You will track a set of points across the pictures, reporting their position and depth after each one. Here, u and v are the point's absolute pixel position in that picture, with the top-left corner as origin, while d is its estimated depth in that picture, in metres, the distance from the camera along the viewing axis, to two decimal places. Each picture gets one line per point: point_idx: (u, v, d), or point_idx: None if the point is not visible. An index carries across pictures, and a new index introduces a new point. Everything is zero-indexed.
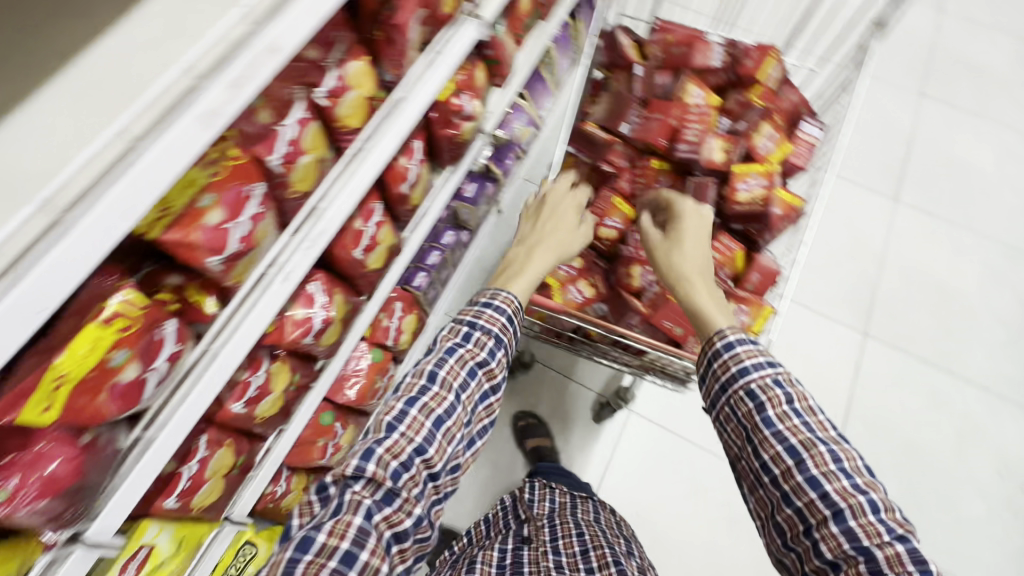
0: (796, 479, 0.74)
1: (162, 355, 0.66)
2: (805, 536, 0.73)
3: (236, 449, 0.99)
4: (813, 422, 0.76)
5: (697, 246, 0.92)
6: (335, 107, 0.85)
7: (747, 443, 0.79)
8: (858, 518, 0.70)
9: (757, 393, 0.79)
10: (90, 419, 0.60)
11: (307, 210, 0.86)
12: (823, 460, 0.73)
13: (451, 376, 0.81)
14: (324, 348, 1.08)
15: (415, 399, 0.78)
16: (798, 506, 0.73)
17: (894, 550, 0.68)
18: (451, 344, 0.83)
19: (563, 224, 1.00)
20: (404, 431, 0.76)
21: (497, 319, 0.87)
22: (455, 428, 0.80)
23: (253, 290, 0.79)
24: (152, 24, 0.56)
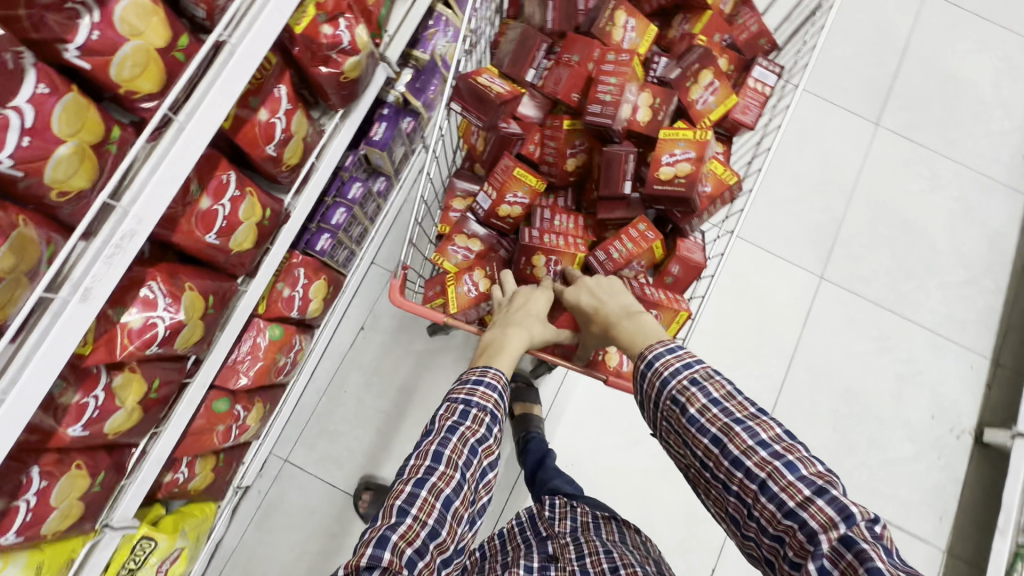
0: (726, 465, 0.65)
1: None
2: (750, 518, 0.64)
3: (90, 468, 0.88)
4: (732, 402, 0.68)
5: (605, 302, 0.83)
6: (105, 69, 0.63)
7: (682, 445, 0.71)
8: (779, 483, 0.62)
9: (680, 396, 0.70)
10: None
11: (100, 206, 0.65)
12: (743, 439, 0.65)
13: (457, 455, 0.70)
14: (188, 348, 0.94)
15: (423, 480, 0.68)
16: (735, 492, 0.65)
17: (819, 506, 0.59)
18: (452, 423, 0.73)
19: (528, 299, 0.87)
20: (417, 514, 0.65)
21: (491, 394, 0.76)
22: (465, 510, 0.69)
23: (39, 319, 0.62)
24: None
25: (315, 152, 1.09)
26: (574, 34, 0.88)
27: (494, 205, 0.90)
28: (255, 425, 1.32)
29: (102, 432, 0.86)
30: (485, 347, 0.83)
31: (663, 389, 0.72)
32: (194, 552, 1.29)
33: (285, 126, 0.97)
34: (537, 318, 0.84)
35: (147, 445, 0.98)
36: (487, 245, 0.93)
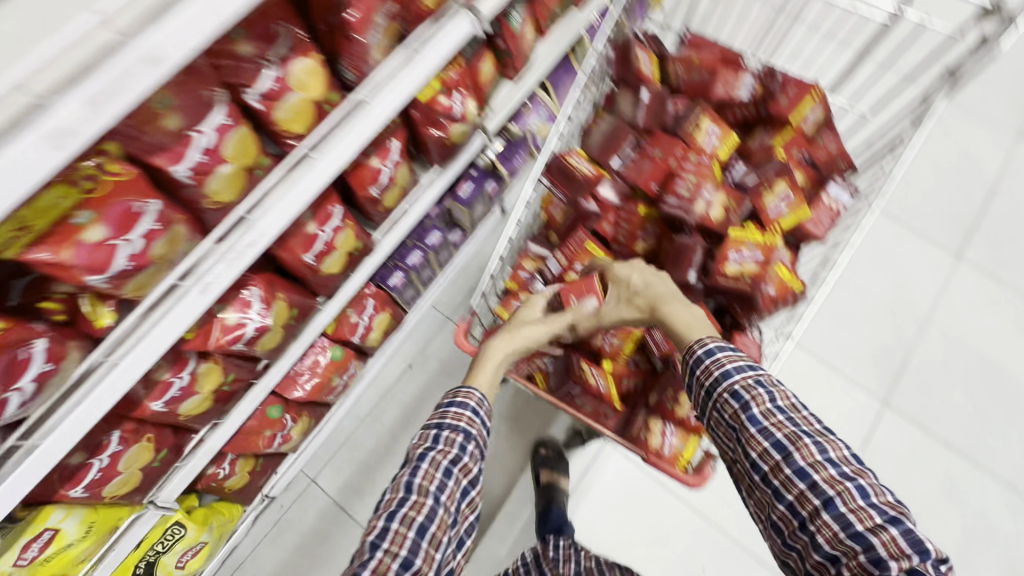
0: (786, 473, 0.67)
1: (26, 375, 0.64)
2: (801, 531, 0.66)
3: (156, 444, 0.97)
4: (795, 412, 0.71)
5: (651, 285, 0.87)
6: (270, 111, 0.77)
7: (733, 439, 0.73)
8: (847, 503, 0.63)
9: (743, 393, 0.72)
10: None
11: (234, 219, 0.77)
12: (809, 451, 0.67)
13: (429, 481, 0.73)
14: (264, 352, 1.04)
15: (395, 512, 0.70)
16: (790, 501, 0.67)
17: (889, 534, 0.61)
18: (423, 450, 0.76)
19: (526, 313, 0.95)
20: (389, 547, 0.68)
21: (463, 412, 0.81)
22: (442, 534, 0.71)
23: (163, 301, 0.73)
24: (17, 23, 0.50)
25: (408, 198, 1.23)
26: (661, 132, 0.97)
27: (563, 271, 0.98)
28: (297, 437, 1.39)
29: (176, 412, 0.96)
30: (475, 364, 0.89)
31: (722, 382, 0.74)
32: (213, 549, 1.33)
33: (391, 173, 1.12)
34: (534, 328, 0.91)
35: (207, 434, 1.07)
36: None
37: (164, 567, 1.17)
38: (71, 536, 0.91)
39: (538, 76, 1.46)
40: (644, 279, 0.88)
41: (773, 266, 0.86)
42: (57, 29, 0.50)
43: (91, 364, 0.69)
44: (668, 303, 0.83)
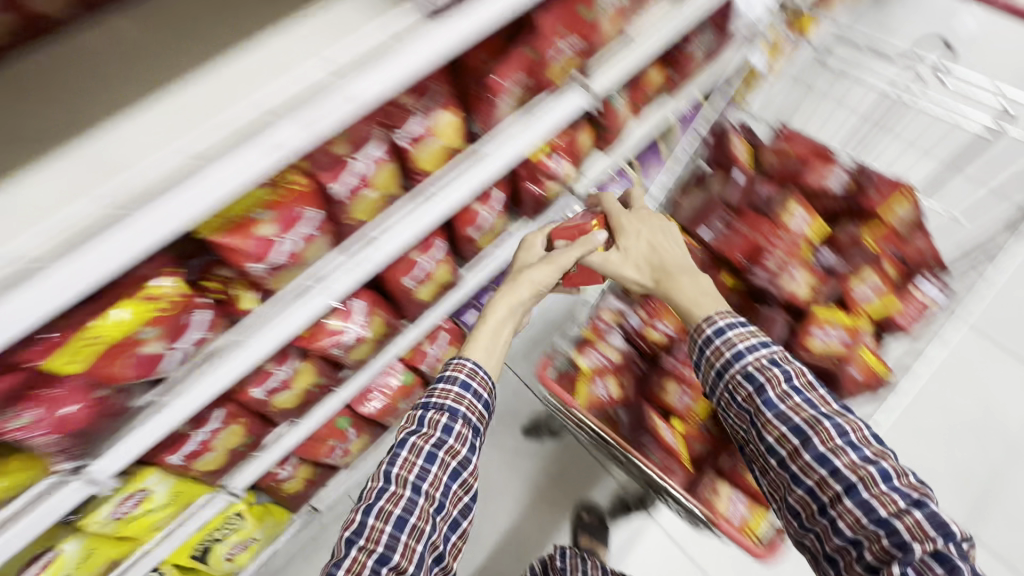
0: (805, 457, 0.75)
1: (186, 337, 0.74)
2: (822, 513, 0.74)
3: (247, 430, 1.06)
4: (811, 398, 0.79)
5: (662, 250, 0.98)
6: (413, 151, 0.89)
7: (750, 421, 0.82)
8: (868, 487, 0.71)
9: (758, 377, 0.81)
10: (110, 377, 0.69)
11: (361, 237, 0.88)
12: (828, 437, 0.75)
13: (405, 470, 0.82)
14: (352, 361, 1.14)
15: (372, 505, 0.80)
16: (810, 485, 0.75)
17: (912, 518, 0.67)
18: (405, 437, 0.86)
19: (530, 255, 1.03)
20: (367, 540, 0.77)
21: (450, 388, 0.90)
22: (424, 522, 0.79)
23: (291, 296, 0.83)
24: (265, 62, 0.65)
25: (498, 243, 1.33)
26: (751, 211, 1.02)
27: (644, 327, 1.04)
28: (355, 453, 1.44)
29: (270, 403, 1.05)
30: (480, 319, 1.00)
31: (735, 364, 0.83)
32: (258, 550, 1.37)
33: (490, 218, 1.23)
34: (537, 270, 1.00)
35: (282, 432, 1.13)
36: (624, 358, 1.05)
37: (216, 554, 1.23)
38: (158, 500, 0.99)
39: (627, 152, 1.56)
40: (657, 249, 1.00)
41: (858, 349, 0.88)
42: (293, 66, 0.65)
43: (226, 342, 0.78)
44: (676, 275, 0.95)
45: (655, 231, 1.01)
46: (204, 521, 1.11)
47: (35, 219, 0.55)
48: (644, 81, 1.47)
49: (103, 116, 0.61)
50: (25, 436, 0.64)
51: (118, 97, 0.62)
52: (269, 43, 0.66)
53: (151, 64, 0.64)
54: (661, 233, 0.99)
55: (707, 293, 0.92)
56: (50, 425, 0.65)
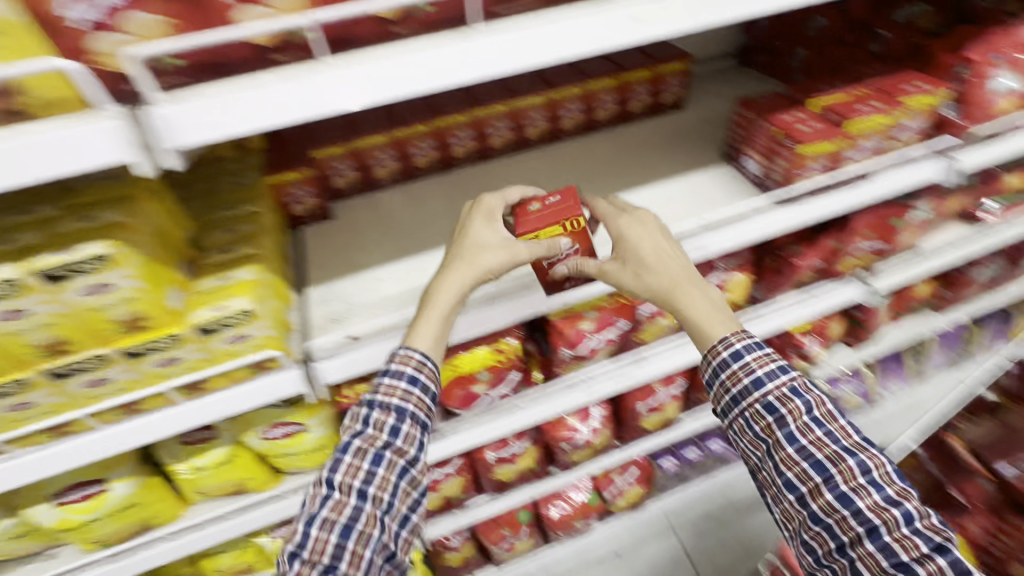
0: (825, 497, 0.61)
1: (499, 388, 0.89)
2: (839, 553, 0.60)
3: (461, 486, 1.15)
4: (835, 427, 0.64)
5: (654, 258, 0.73)
6: None
7: (761, 450, 0.67)
8: (891, 531, 0.57)
9: (780, 405, 0.65)
10: (445, 398, 0.86)
11: (634, 354, 1.02)
12: (851, 475, 0.60)
13: (350, 476, 0.64)
14: (566, 461, 1.19)
15: (315, 516, 0.62)
16: (827, 523, 0.61)
17: (934, 563, 0.56)
18: (350, 438, 0.67)
19: (479, 231, 0.73)
20: (311, 554, 0.60)
21: (397, 384, 0.68)
22: (372, 528, 0.63)
23: (565, 384, 0.97)
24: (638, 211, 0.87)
25: None
26: None
27: None
28: (516, 552, 1.42)
29: (493, 470, 1.14)
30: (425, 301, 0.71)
31: (754, 392, 0.67)
32: None
33: None
34: (491, 254, 0.71)
35: (478, 502, 1.20)
36: None
37: None
38: None
39: (877, 353, 1.48)
40: (650, 254, 0.72)
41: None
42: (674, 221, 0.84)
43: (507, 403, 0.95)
44: (675, 292, 0.71)
45: (646, 230, 0.74)
46: None
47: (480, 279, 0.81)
48: (913, 292, 1.44)
49: None
50: None
51: None
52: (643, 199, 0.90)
53: (548, 191, 0.97)
54: (658, 235, 0.74)
55: (706, 315, 0.72)
56: None
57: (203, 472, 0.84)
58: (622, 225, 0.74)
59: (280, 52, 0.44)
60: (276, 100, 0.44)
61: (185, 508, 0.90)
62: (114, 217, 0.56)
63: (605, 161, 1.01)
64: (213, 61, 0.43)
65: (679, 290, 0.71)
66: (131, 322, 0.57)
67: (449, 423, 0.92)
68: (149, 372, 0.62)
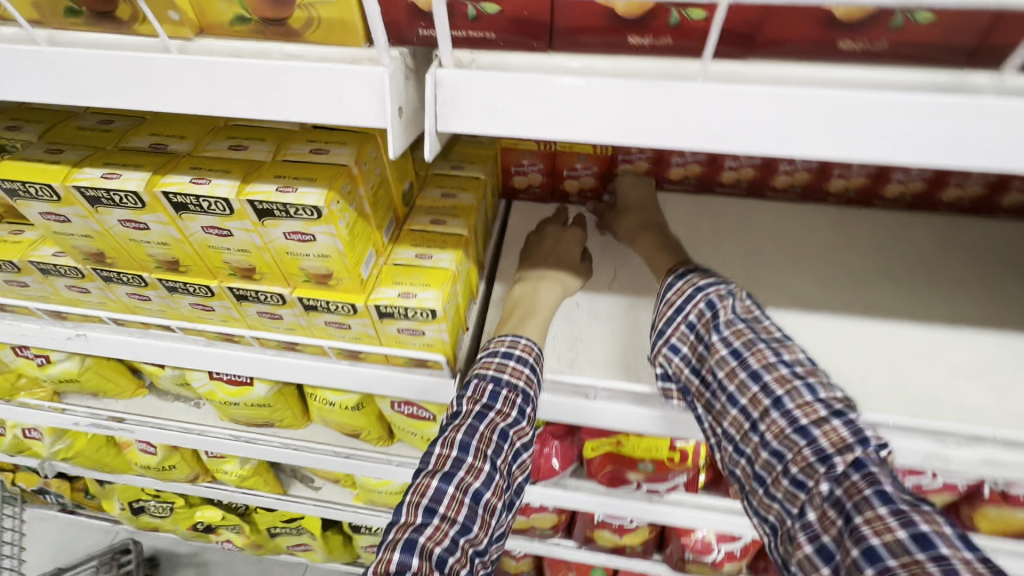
0: (739, 378, 0.46)
1: (656, 486, 0.71)
2: (748, 439, 0.46)
3: (553, 524, 1.02)
4: (757, 319, 0.50)
5: (641, 208, 0.70)
6: (991, 505, 0.68)
7: (687, 350, 0.51)
8: (797, 399, 0.44)
9: (717, 300, 0.50)
10: (592, 467, 0.72)
11: None
12: (765, 355, 0.46)
13: (486, 443, 0.51)
14: (675, 561, 0.99)
15: (450, 474, 0.49)
16: (741, 407, 0.46)
17: (834, 426, 0.42)
18: (480, 409, 0.53)
19: (573, 250, 0.69)
20: (449, 513, 0.47)
21: (522, 372, 0.56)
22: (499, 499, 0.50)
23: (729, 511, 0.75)
24: (968, 364, 0.58)
25: None
26: None
27: None
28: None
29: (592, 529, 0.99)
30: (510, 308, 0.64)
31: (692, 292, 0.52)
32: None
33: None
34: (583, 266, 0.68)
35: (563, 545, 1.05)
36: None
37: None
38: None
39: None
40: (636, 203, 0.71)
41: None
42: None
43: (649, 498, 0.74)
44: (643, 231, 0.67)
45: (644, 193, 0.73)
46: None
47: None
48: None
49: (784, 300, 0.65)
50: None
51: (800, 289, 0.66)
52: (979, 346, 0.60)
53: (830, 266, 0.69)
54: (652, 194, 0.72)
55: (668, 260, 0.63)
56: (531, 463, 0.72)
57: (331, 407, 0.81)
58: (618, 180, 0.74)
59: (642, 32, 0.29)
60: (607, 111, 0.29)
61: (305, 422, 0.90)
62: (342, 157, 0.46)
63: (938, 261, 0.69)
64: (541, 22, 0.29)
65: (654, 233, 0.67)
66: (321, 276, 0.50)
67: (578, 486, 0.76)
68: (316, 326, 0.55)
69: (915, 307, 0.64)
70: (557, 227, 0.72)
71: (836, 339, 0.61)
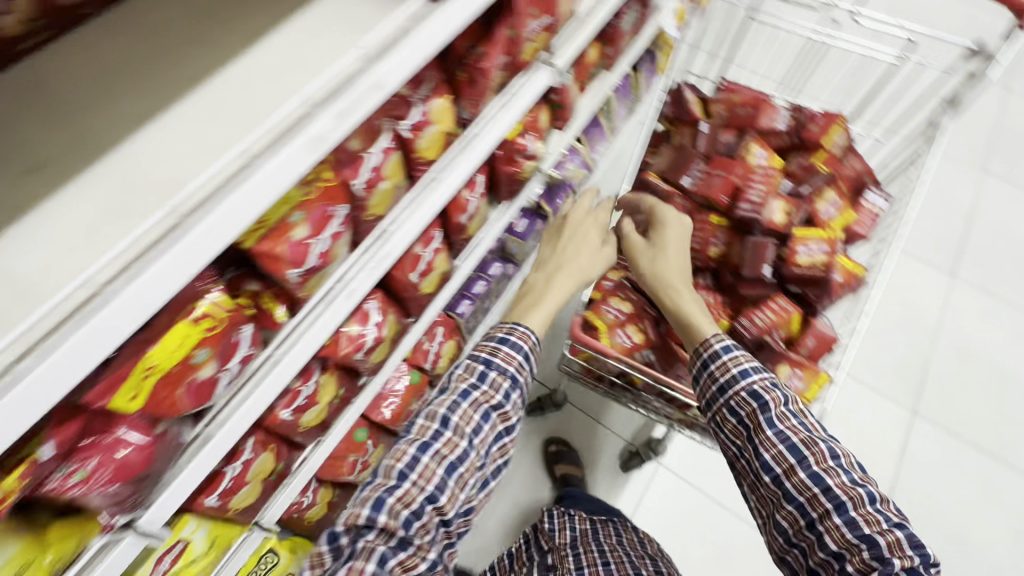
0: (799, 475, 0.73)
1: (236, 357, 0.69)
2: (796, 517, 0.73)
3: (276, 455, 1.02)
4: (805, 418, 0.78)
5: (671, 253, 1.01)
6: (416, 139, 0.89)
7: (754, 446, 0.79)
8: (856, 509, 0.69)
9: (761, 394, 0.80)
10: (167, 410, 0.63)
11: (377, 233, 0.88)
12: (822, 457, 0.74)
13: (464, 422, 0.83)
14: (370, 366, 1.12)
15: (428, 445, 0.81)
16: (800, 502, 0.73)
17: (895, 536, 0.67)
18: (468, 385, 0.87)
19: (590, 239, 1.10)
20: (416, 481, 0.78)
21: (513, 356, 0.91)
22: (468, 474, 0.81)
23: (319, 305, 0.81)
24: (278, 58, 0.63)
25: (482, 228, 1.38)
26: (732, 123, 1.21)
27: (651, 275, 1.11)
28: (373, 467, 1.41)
29: (298, 423, 1.01)
30: (529, 285, 1.04)
31: (739, 381, 0.83)
32: None
33: (476, 203, 1.24)
34: (595, 261, 1.07)
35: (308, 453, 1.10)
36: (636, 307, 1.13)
37: None
38: (198, 550, 0.92)
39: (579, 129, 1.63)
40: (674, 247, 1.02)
41: (815, 367, 0.99)
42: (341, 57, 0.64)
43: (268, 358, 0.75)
44: (670, 286, 0.98)
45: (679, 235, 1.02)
46: (243, 563, 1.04)
47: (103, 248, 0.50)
48: (586, 60, 1.49)
49: (114, 129, 0.57)
50: (85, 490, 0.58)
51: (129, 104, 0.58)
52: (275, 40, 0.64)
53: (128, 63, 0.61)
54: (682, 239, 1.02)
55: (672, 287, 0.98)
56: (112, 472, 0.59)
57: None
58: (666, 215, 1.05)
59: None
60: None
61: None
62: None
63: None
64: None
65: (689, 292, 0.97)
66: None
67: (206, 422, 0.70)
68: None
69: (215, 43, 0.63)
70: (585, 215, 1.12)
71: (178, 119, 0.57)
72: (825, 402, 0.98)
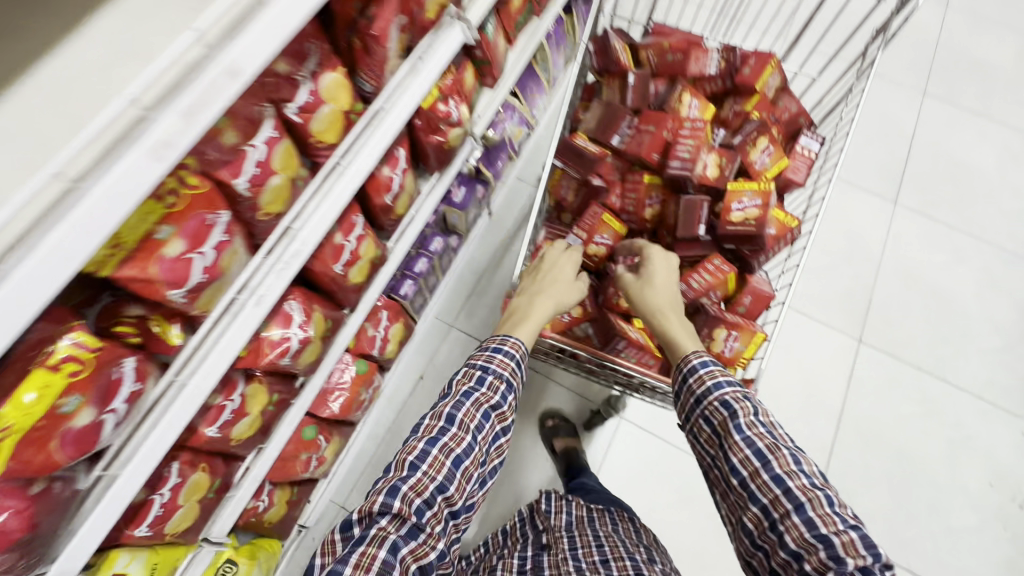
0: (762, 477, 0.73)
1: (120, 396, 0.63)
2: (760, 519, 0.73)
3: (211, 471, 0.97)
4: (773, 426, 0.78)
5: (660, 283, 0.97)
6: (308, 123, 0.80)
7: (724, 452, 0.79)
8: (815, 509, 0.69)
9: (731, 403, 0.80)
10: (41, 469, 0.57)
11: (280, 231, 0.80)
12: (785, 460, 0.73)
13: (469, 418, 0.83)
14: (303, 367, 1.06)
15: (436, 439, 0.80)
16: (763, 504, 0.73)
17: (849, 536, 0.66)
18: (468, 387, 0.86)
19: (566, 273, 1.03)
20: (426, 472, 0.78)
21: (508, 362, 0.90)
22: (473, 468, 0.82)
23: (222, 318, 0.74)
24: (99, 48, 0.52)
25: (414, 205, 1.28)
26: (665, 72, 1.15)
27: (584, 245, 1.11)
28: (330, 460, 1.39)
29: (229, 438, 0.96)
30: (510, 313, 1.00)
31: (713, 392, 0.83)
32: None
33: (400, 181, 1.16)
34: (572, 291, 1.01)
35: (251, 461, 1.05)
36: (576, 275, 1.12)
37: None
38: None
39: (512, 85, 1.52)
40: (662, 277, 0.98)
41: (752, 327, 0.98)
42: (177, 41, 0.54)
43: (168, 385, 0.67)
44: (660, 312, 0.95)
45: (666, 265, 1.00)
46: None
47: None
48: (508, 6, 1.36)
49: None
50: None
51: None
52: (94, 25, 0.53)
53: None
54: (671, 271, 0.99)
55: (660, 314, 0.94)
56: None
57: None
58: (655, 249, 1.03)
59: None
60: None
61: None
62: None
63: None
64: None
65: (681, 317, 0.94)
66: None
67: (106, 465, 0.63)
68: None
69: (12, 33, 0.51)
70: (564, 251, 1.05)
71: None
72: (762, 361, 0.99)
